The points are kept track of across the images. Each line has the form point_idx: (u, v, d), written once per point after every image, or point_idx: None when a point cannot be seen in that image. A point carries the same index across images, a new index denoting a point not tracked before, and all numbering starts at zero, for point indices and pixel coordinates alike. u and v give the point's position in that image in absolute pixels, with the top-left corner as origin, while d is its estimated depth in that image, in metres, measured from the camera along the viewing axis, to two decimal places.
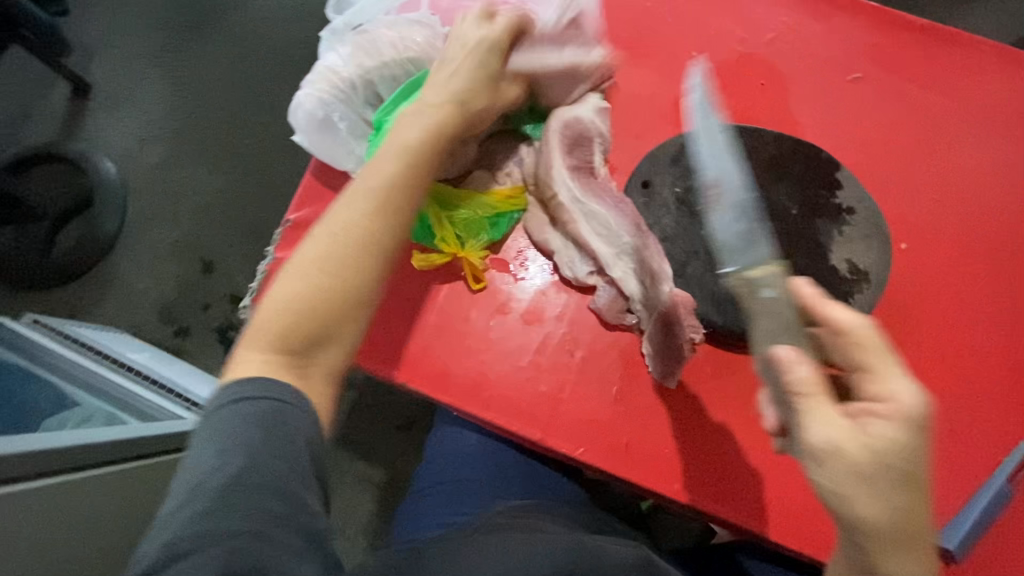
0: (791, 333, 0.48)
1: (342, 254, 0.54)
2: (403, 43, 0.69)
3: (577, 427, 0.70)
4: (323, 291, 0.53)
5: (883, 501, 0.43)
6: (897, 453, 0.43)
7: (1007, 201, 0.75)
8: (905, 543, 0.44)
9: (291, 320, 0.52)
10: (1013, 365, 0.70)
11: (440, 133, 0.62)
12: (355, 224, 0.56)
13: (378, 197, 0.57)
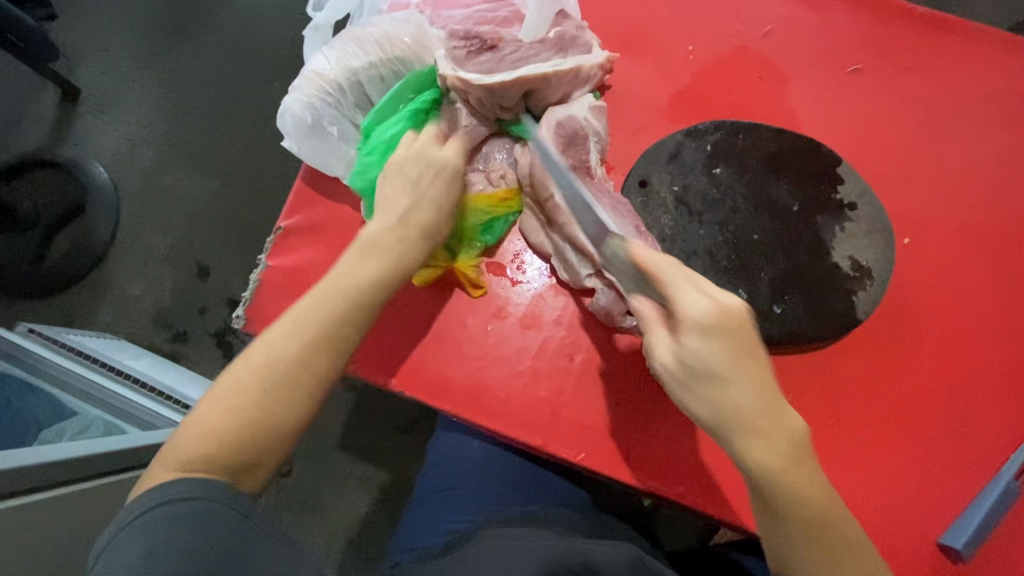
0: (637, 285, 0.59)
1: (270, 390, 0.51)
2: (390, 43, 0.68)
3: (577, 432, 0.69)
4: (257, 417, 0.50)
5: (711, 396, 0.52)
6: (700, 355, 0.51)
7: (1013, 193, 0.74)
8: (746, 433, 0.51)
9: (217, 448, 0.48)
10: (1020, 359, 0.69)
11: (401, 256, 0.60)
12: (283, 358, 0.52)
13: (320, 326, 0.54)
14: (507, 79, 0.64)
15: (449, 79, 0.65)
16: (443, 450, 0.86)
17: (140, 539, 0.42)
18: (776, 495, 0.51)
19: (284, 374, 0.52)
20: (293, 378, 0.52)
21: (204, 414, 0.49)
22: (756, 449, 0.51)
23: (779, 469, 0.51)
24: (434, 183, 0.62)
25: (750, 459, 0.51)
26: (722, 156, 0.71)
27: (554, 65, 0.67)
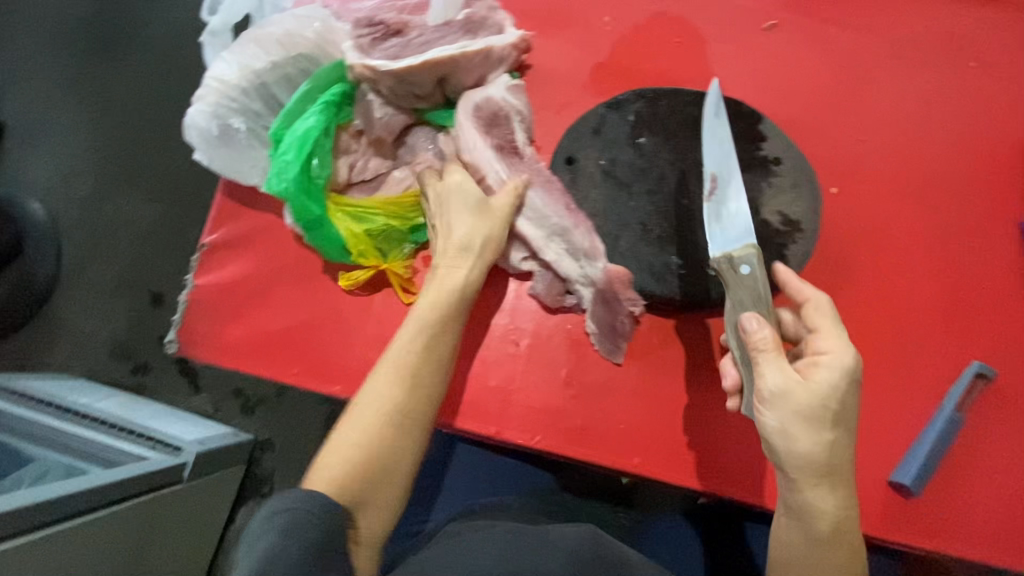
0: (758, 307, 0.56)
1: (386, 429, 0.56)
2: (291, 40, 0.65)
3: (531, 417, 0.68)
4: (378, 455, 0.55)
5: (816, 440, 0.52)
6: (836, 396, 0.52)
7: (937, 132, 0.75)
8: (829, 480, 0.53)
9: (347, 489, 0.53)
10: (954, 295, 0.71)
11: (457, 301, 0.62)
12: (390, 404, 0.57)
13: (416, 370, 0.59)
14: (414, 63, 0.62)
15: (357, 68, 0.63)
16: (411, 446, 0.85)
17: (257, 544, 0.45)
18: (835, 533, 0.55)
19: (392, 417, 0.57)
20: (401, 415, 0.57)
21: (334, 457, 0.54)
22: (832, 494, 0.54)
23: (846, 512, 0.55)
24: (460, 211, 0.64)
25: (826, 500, 0.54)
26: (645, 125, 0.71)
27: (462, 46, 0.65)
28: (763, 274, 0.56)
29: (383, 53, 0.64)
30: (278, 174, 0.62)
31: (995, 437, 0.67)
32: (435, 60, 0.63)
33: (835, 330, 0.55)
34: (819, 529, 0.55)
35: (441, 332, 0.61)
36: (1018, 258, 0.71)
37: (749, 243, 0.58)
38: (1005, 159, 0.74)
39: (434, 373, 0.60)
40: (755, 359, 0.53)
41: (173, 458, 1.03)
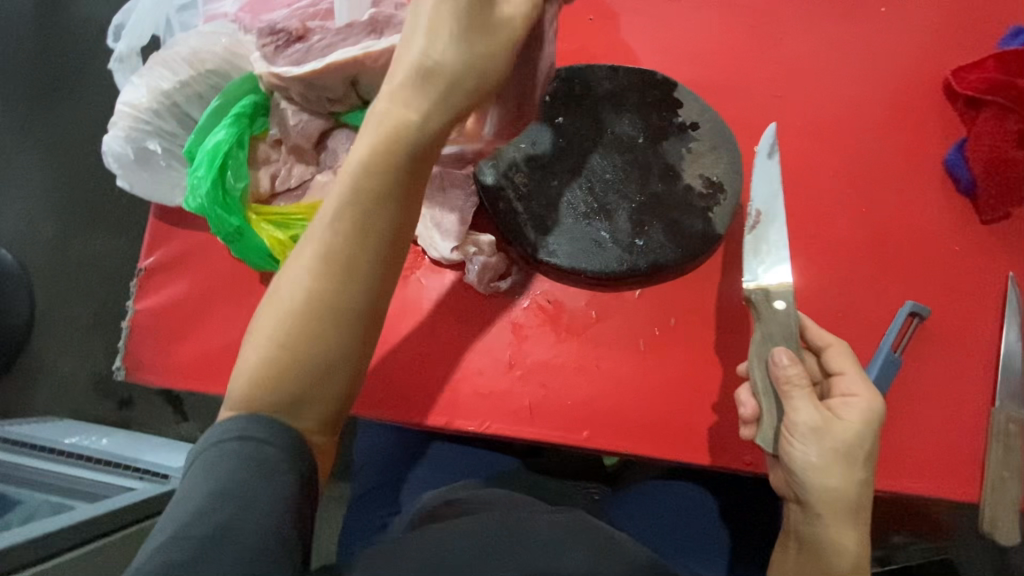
0: (790, 341, 0.60)
1: (309, 316, 0.47)
2: (199, 58, 0.65)
3: (478, 402, 0.69)
4: (301, 343, 0.47)
5: (847, 477, 0.56)
6: (863, 433, 0.57)
7: (856, 79, 0.75)
8: (854, 518, 0.58)
9: (262, 392, 0.46)
10: (885, 238, 0.72)
11: (393, 146, 0.48)
12: (316, 285, 0.47)
13: (341, 241, 0.47)
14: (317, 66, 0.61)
15: (265, 77, 0.63)
16: (390, 441, 0.87)
17: (223, 469, 0.43)
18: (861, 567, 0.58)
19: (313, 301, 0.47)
20: (319, 292, 0.47)
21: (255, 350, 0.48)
22: (854, 533, 0.58)
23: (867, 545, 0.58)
24: (452, 32, 0.48)
25: (850, 536, 0.58)
26: (562, 104, 0.72)
27: (365, 47, 0.61)
28: (795, 311, 0.61)
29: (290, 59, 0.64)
30: (195, 188, 0.64)
31: (932, 372, 0.69)
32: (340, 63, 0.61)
33: (856, 373, 0.60)
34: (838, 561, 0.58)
35: (368, 196, 0.47)
36: (942, 195, 0.72)
37: (783, 273, 0.62)
38: (923, 98, 0.75)
39: (371, 251, 0.48)
40: (789, 393, 0.57)
41: (161, 487, 1.03)
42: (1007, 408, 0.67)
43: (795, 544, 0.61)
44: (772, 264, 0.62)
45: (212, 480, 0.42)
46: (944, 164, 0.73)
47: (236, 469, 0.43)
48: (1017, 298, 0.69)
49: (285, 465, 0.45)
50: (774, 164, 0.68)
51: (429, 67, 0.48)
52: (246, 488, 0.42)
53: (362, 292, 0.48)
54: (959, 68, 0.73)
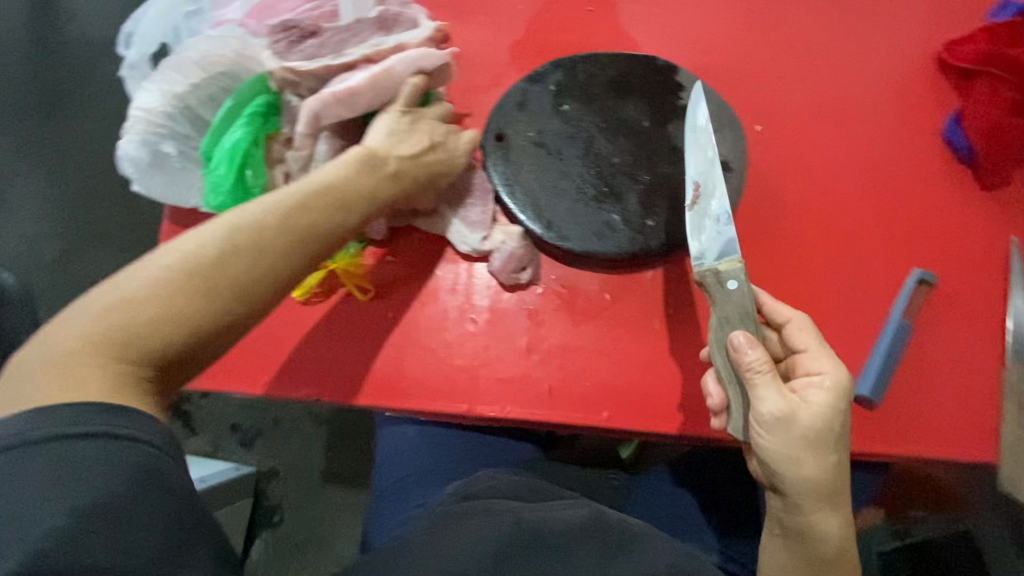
0: (746, 324, 0.60)
1: (189, 286, 0.47)
2: (209, 60, 0.67)
3: (497, 388, 0.70)
4: (188, 313, 0.47)
5: (822, 463, 0.57)
6: (831, 414, 0.57)
7: (853, 57, 0.77)
8: (832, 502, 0.59)
9: (108, 347, 0.44)
10: (889, 209, 0.73)
11: (347, 195, 0.58)
12: (235, 262, 0.49)
13: (275, 235, 0.52)
14: (330, 62, 0.65)
15: (277, 73, 0.65)
16: (407, 433, 0.86)
17: (37, 469, 0.38)
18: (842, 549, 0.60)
19: (222, 279, 0.49)
20: (218, 267, 0.49)
21: (132, 295, 0.46)
22: (835, 516, 0.59)
23: (846, 526, 0.60)
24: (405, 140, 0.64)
25: (830, 519, 0.59)
26: (567, 92, 0.73)
27: (374, 45, 0.67)
28: (749, 292, 0.60)
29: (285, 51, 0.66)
30: (213, 186, 0.64)
31: (944, 337, 0.70)
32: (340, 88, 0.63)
33: (822, 348, 0.60)
34: (815, 544, 0.60)
35: (312, 208, 0.55)
36: (943, 165, 0.74)
37: (734, 254, 0.61)
38: (918, 72, 0.76)
39: (292, 257, 0.53)
40: (752, 382, 0.57)
41: None
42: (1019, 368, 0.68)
43: (781, 534, 0.62)
44: (721, 243, 0.61)
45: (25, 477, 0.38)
46: (942, 135, 0.74)
47: (61, 462, 0.39)
48: (1021, 261, 0.71)
49: (78, 438, 0.40)
50: (707, 147, 0.65)
51: (373, 168, 0.61)
52: (73, 473, 0.39)
53: (267, 288, 0.52)
54: (951, 42, 0.75)
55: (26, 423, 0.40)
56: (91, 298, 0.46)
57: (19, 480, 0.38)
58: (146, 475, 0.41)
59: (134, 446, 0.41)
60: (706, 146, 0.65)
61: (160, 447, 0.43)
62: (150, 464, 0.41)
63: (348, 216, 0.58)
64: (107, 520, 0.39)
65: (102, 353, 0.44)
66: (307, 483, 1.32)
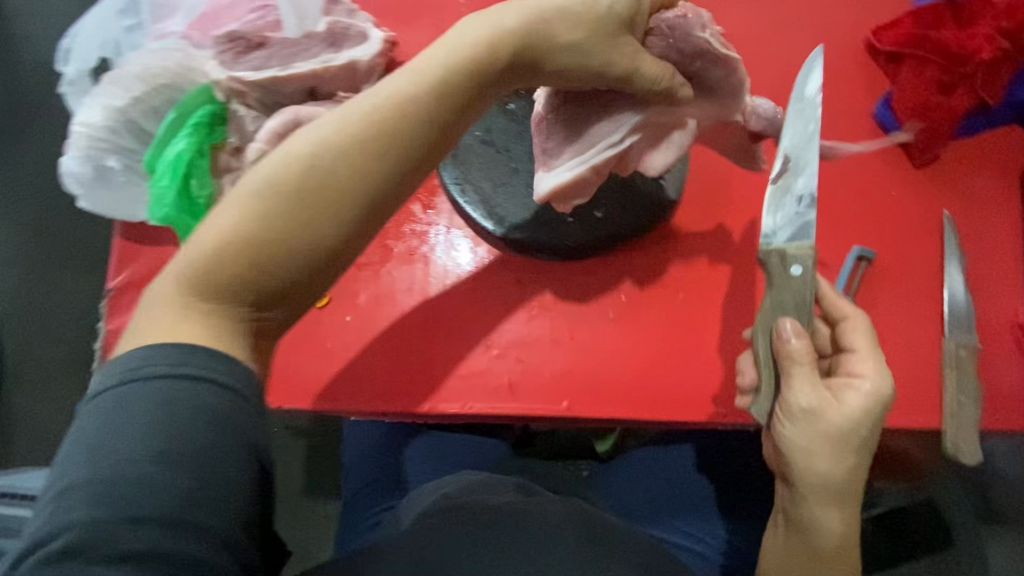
0: (801, 313, 0.58)
1: (303, 194, 0.44)
2: (151, 72, 0.67)
3: (459, 384, 0.70)
4: (285, 226, 0.43)
5: (839, 463, 0.57)
6: (864, 417, 0.57)
7: (788, 46, 0.80)
8: (841, 502, 0.58)
9: (230, 260, 0.43)
10: (828, 189, 0.76)
11: (450, 90, 0.49)
12: (316, 170, 0.44)
13: (369, 135, 0.45)
14: (277, 74, 0.66)
15: (223, 83, 0.66)
16: (374, 435, 0.87)
17: (132, 407, 0.38)
18: (831, 546, 0.59)
19: (320, 186, 0.44)
20: (318, 172, 0.44)
21: (221, 217, 0.44)
22: (841, 516, 0.59)
23: (849, 528, 0.59)
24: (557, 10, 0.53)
25: (833, 516, 0.58)
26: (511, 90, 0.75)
27: (323, 61, 0.68)
28: (812, 279, 0.57)
29: (232, 61, 0.68)
30: (160, 200, 0.64)
31: (886, 309, 0.73)
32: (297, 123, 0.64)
33: (874, 353, 0.60)
34: (811, 537, 0.59)
35: (410, 106, 0.47)
36: (877, 146, 0.77)
37: (807, 241, 0.57)
38: (850, 57, 0.79)
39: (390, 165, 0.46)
40: (789, 370, 0.57)
41: None
42: (956, 335, 0.71)
43: (783, 523, 0.62)
44: (792, 227, 0.58)
45: (131, 409, 0.38)
46: (874, 116, 0.77)
47: (158, 400, 0.39)
48: (954, 231, 0.74)
49: (184, 377, 0.40)
50: (812, 115, 0.60)
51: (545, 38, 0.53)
52: (174, 408, 0.39)
53: (357, 200, 0.45)
54: (878, 27, 0.79)
55: (136, 357, 0.40)
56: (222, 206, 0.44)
57: (118, 416, 0.38)
58: (223, 422, 0.39)
59: (221, 393, 0.40)
60: (812, 111, 0.61)
61: (247, 399, 0.41)
62: (231, 414, 0.40)
63: (433, 116, 0.48)
64: (180, 466, 0.38)
65: (223, 266, 0.43)
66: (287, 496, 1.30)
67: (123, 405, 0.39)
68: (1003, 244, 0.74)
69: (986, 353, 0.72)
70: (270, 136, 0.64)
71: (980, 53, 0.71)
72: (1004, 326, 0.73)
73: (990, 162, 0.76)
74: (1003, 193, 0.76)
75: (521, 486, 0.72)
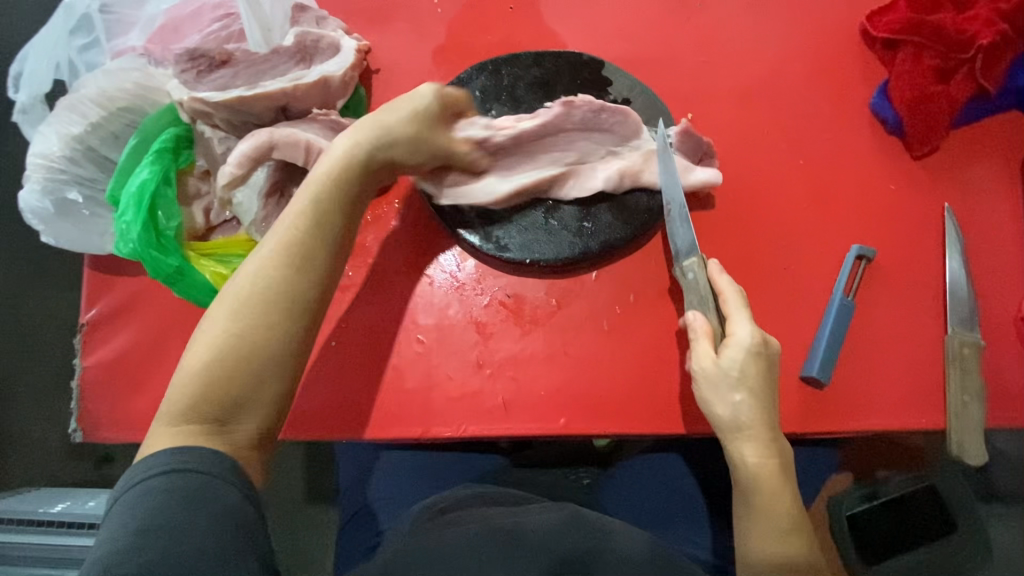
0: (704, 302, 0.65)
1: (254, 320, 0.51)
2: (106, 96, 0.63)
3: (451, 406, 0.68)
4: (246, 353, 0.50)
5: (731, 405, 0.61)
6: (741, 360, 0.60)
7: (779, 36, 0.77)
8: (752, 439, 0.60)
9: (207, 402, 0.49)
10: (824, 186, 0.74)
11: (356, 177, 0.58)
12: (250, 292, 0.52)
13: (285, 254, 0.53)
14: (244, 94, 0.62)
15: (187, 104, 0.62)
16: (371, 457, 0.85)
17: (146, 499, 0.45)
18: (758, 490, 0.60)
19: (266, 307, 0.52)
20: (267, 297, 0.52)
21: (194, 359, 0.50)
22: (752, 450, 0.60)
23: (768, 469, 0.60)
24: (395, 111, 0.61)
25: (744, 457, 0.60)
26: (494, 96, 0.71)
27: (293, 79, 0.64)
28: (705, 267, 0.65)
29: (197, 81, 0.64)
30: (125, 233, 0.60)
31: (886, 309, 0.71)
32: (273, 141, 0.61)
33: (743, 312, 0.62)
34: (741, 487, 0.61)
35: (329, 203, 0.56)
36: (873, 139, 0.74)
37: (693, 255, 0.66)
38: (844, 45, 0.76)
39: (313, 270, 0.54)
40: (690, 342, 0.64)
41: None
42: (959, 333, 0.69)
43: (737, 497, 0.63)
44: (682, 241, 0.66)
45: (148, 501, 0.44)
46: (871, 108, 0.75)
47: (171, 495, 0.45)
48: (956, 225, 0.71)
49: (192, 472, 0.46)
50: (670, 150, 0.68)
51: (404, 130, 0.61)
52: (182, 500, 0.45)
53: (305, 305, 0.53)
54: (873, 12, 0.75)
55: (153, 465, 0.46)
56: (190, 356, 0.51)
57: (140, 505, 0.44)
58: (220, 514, 0.45)
59: (197, 474, 0.46)
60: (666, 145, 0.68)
61: (226, 475, 0.47)
62: (210, 487, 0.46)
63: (337, 211, 0.57)
64: (161, 536, 0.43)
65: (195, 409, 0.49)
66: (287, 505, 1.15)
67: (139, 498, 0.45)
68: (1006, 236, 0.72)
69: (989, 350, 0.70)
70: (242, 160, 0.61)
71: (980, 37, 0.68)
72: (1008, 322, 0.71)
73: (991, 151, 0.74)
74: (1002, 184, 0.73)
75: (500, 495, 0.72)
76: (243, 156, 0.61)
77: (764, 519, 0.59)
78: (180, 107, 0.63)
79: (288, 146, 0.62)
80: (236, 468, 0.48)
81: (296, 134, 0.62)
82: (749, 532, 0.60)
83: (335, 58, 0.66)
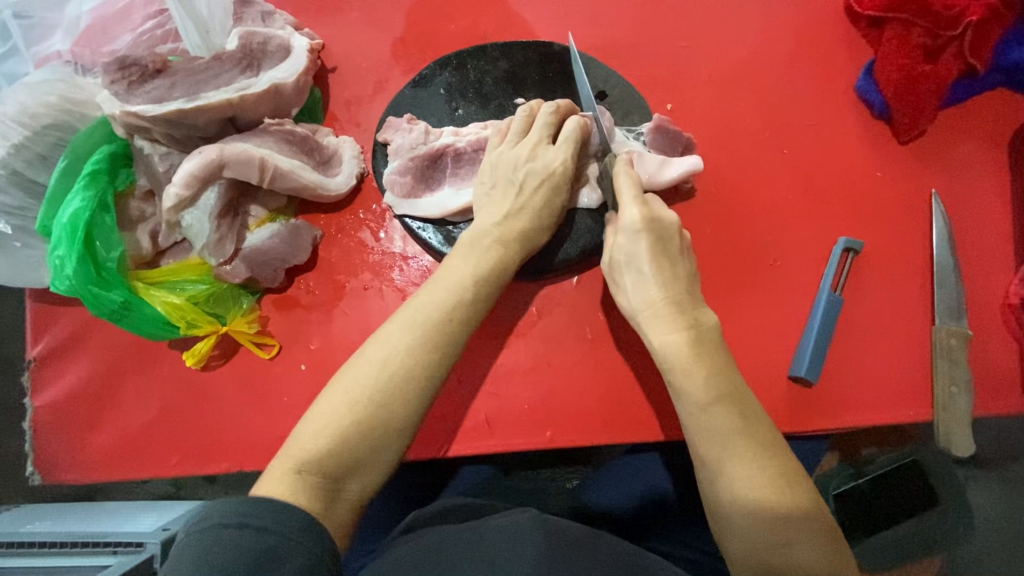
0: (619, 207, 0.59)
1: (387, 398, 0.48)
2: (24, 111, 0.56)
3: (432, 425, 0.65)
4: (381, 425, 0.47)
5: (630, 283, 0.56)
6: (627, 240, 0.56)
7: (761, 16, 0.73)
8: (656, 312, 0.54)
9: (321, 466, 0.45)
10: (809, 175, 0.71)
11: (499, 255, 0.56)
12: (398, 362, 0.49)
13: (428, 330, 0.50)
14: (183, 106, 0.56)
15: (120, 118, 0.56)
16: None
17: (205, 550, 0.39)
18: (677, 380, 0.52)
19: (398, 386, 0.48)
20: (403, 372, 0.49)
21: (317, 422, 0.47)
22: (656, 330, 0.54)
23: (676, 348, 0.52)
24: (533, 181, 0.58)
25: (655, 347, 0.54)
26: (459, 93, 0.66)
27: (239, 88, 0.58)
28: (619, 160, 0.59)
29: (129, 92, 0.57)
30: (61, 269, 0.55)
31: (873, 300, 0.69)
32: (221, 158, 0.56)
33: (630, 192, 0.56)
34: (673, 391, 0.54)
35: (477, 293, 0.53)
36: (859, 124, 0.71)
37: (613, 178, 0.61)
38: (827, 25, 0.73)
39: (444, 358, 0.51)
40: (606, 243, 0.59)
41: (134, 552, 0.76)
42: (947, 323, 0.68)
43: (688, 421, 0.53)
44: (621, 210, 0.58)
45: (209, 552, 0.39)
46: (856, 90, 0.72)
47: (235, 549, 0.39)
48: (942, 211, 0.69)
49: (256, 528, 0.40)
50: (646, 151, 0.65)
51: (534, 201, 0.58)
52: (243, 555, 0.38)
53: (425, 391, 0.49)
54: None
55: (221, 510, 0.41)
56: (314, 414, 0.48)
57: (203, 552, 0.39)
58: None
59: (270, 533, 0.40)
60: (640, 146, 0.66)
61: (300, 536, 0.41)
62: (281, 549, 0.40)
63: (470, 300, 0.53)
64: None
65: (304, 478, 0.45)
66: None
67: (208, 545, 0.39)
68: (992, 220, 0.70)
69: (975, 339, 0.69)
70: (188, 180, 0.56)
71: (968, 13, 0.64)
72: (994, 309, 0.69)
73: (978, 131, 0.71)
74: (988, 167, 0.71)
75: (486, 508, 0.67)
76: (188, 176, 0.56)
77: (681, 384, 0.51)
78: (114, 122, 0.57)
79: (236, 160, 0.57)
80: (314, 528, 0.42)
81: (250, 150, 0.57)
82: (699, 442, 0.50)
83: (285, 61, 0.61)
